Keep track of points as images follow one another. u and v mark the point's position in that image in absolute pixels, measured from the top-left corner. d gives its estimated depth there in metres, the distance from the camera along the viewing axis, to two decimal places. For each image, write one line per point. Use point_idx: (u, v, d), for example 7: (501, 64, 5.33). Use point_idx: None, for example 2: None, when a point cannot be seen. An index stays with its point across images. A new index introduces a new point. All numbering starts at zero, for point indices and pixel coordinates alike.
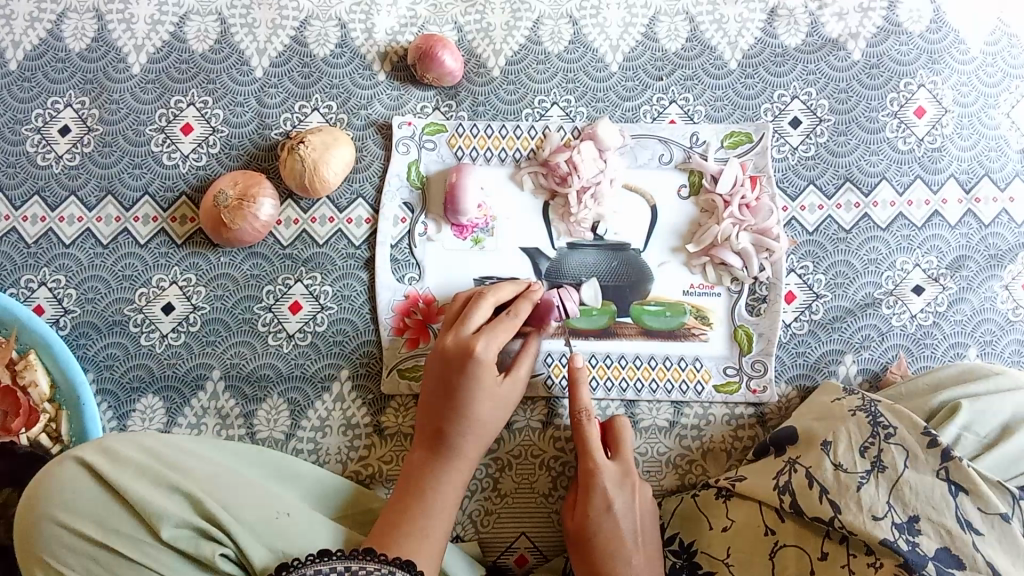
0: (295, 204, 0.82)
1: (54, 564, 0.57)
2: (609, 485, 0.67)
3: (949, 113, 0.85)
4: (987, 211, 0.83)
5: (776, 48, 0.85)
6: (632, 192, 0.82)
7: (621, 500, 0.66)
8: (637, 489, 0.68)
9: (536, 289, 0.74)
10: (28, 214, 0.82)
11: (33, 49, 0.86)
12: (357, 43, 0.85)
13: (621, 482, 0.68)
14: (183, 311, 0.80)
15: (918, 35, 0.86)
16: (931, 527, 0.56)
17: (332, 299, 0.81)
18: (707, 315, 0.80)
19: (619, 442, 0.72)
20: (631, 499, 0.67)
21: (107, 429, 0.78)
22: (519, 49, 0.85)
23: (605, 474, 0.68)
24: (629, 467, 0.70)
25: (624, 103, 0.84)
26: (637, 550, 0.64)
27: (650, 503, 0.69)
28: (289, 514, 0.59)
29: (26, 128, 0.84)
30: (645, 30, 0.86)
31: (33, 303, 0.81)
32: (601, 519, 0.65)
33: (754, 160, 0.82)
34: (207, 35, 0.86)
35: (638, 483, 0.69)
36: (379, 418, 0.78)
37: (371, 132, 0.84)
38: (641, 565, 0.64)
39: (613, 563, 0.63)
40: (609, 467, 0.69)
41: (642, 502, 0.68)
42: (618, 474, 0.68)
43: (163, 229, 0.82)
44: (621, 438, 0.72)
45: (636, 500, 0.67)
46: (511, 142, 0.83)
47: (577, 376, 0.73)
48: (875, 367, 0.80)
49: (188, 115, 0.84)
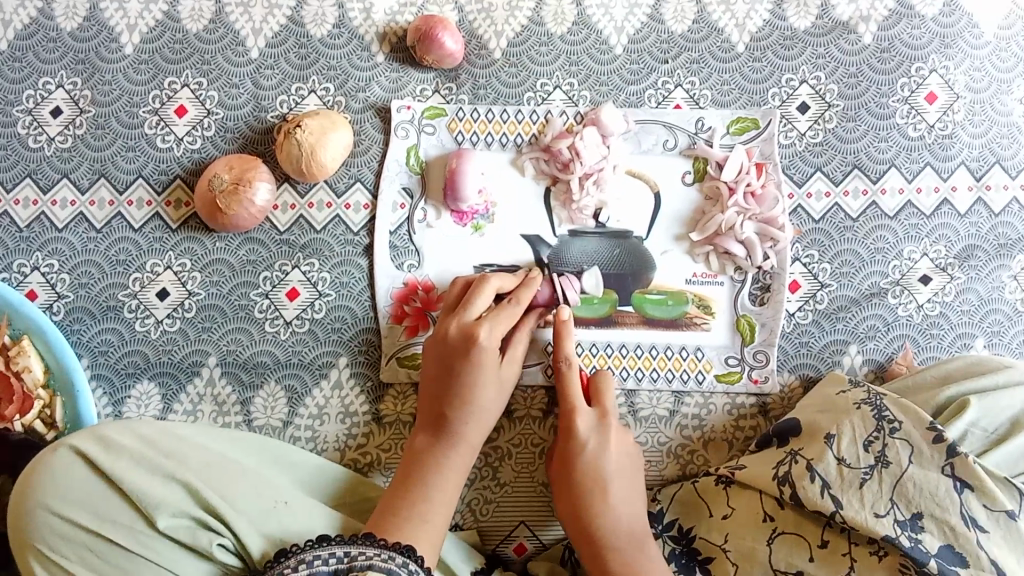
0: (292, 189, 0.80)
1: (48, 553, 0.56)
2: (585, 427, 0.67)
3: (960, 98, 0.83)
4: (997, 200, 0.81)
5: (784, 31, 0.83)
6: (636, 179, 0.80)
7: (598, 442, 0.67)
8: (615, 432, 0.68)
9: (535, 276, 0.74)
10: (20, 197, 0.81)
11: (23, 28, 0.84)
12: (355, 23, 0.83)
13: (599, 425, 0.68)
14: (179, 297, 0.79)
15: (930, 18, 0.83)
16: (935, 525, 0.56)
17: (330, 285, 0.79)
18: (710, 305, 0.79)
19: (598, 388, 0.72)
20: (610, 441, 0.67)
21: (102, 416, 0.77)
22: (520, 30, 0.83)
23: (581, 416, 0.68)
24: (608, 411, 0.70)
25: (628, 86, 0.82)
26: (618, 491, 0.64)
27: (635, 450, 0.69)
28: (287, 502, 0.59)
29: (17, 110, 0.83)
30: (651, 11, 0.84)
31: (26, 288, 0.80)
32: (577, 455, 0.66)
33: (761, 147, 0.80)
34: (201, 14, 0.83)
35: (616, 427, 0.68)
36: (377, 406, 0.78)
37: (369, 115, 0.82)
38: (622, 505, 0.64)
39: (590, 497, 0.64)
40: (587, 410, 0.69)
41: (621, 444, 0.68)
42: (596, 417, 0.69)
43: (158, 214, 0.80)
44: (604, 389, 0.72)
45: (615, 442, 0.67)
46: (512, 126, 0.81)
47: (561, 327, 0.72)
48: (880, 358, 0.79)
49: (182, 96, 0.83)
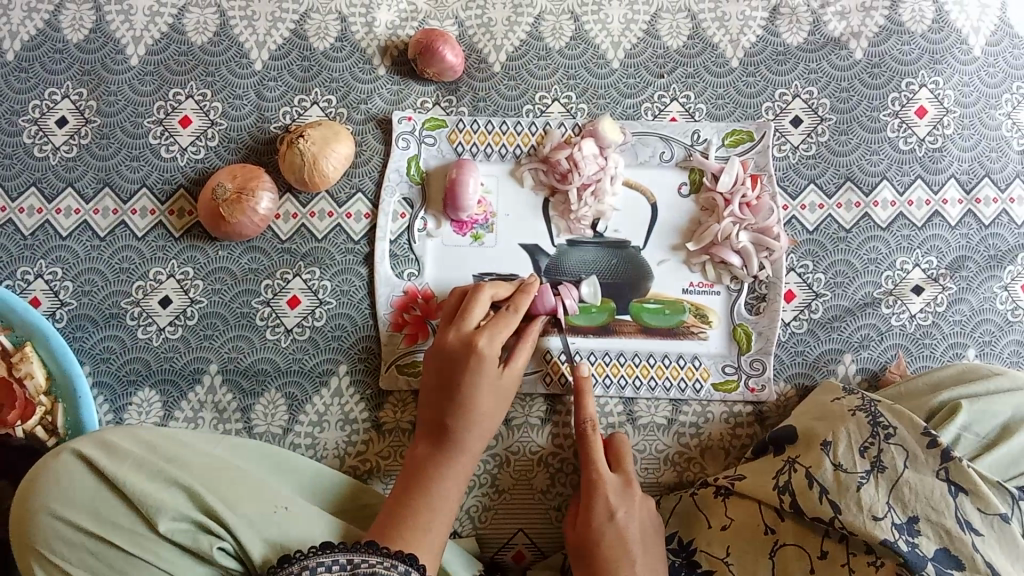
0: (294, 198, 0.81)
1: (48, 556, 0.56)
2: (610, 493, 0.66)
3: (950, 113, 0.84)
4: (987, 211, 0.83)
5: (777, 46, 0.85)
6: (633, 189, 0.82)
7: (623, 510, 0.65)
8: (640, 502, 0.66)
9: (533, 285, 0.74)
10: (25, 206, 0.82)
11: (31, 40, 0.85)
12: (358, 36, 0.85)
13: (621, 490, 0.66)
14: (181, 305, 0.80)
15: (920, 34, 0.86)
16: (930, 528, 0.57)
17: (331, 293, 0.80)
18: (706, 313, 0.80)
19: (619, 457, 0.71)
20: (634, 509, 0.65)
21: (103, 422, 0.78)
22: (520, 45, 0.85)
23: (606, 483, 0.66)
24: (631, 480, 0.68)
25: (625, 99, 0.84)
26: (643, 560, 0.61)
27: (657, 520, 0.66)
28: (287, 508, 0.59)
29: (23, 120, 0.84)
30: (647, 27, 0.85)
31: (29, 296, 0.80)
32: (602, 524, 0.63)
33: (755, 158, 0.82)
34: (206, 27, 0.85)
35: (639, 496, 0.67)
36: (376, 413, 0.78)
37: (371, 126, 0.83)
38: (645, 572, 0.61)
39: (614, 563, 0.61)
40: (611, 478, 0.67)
41: (645, 513, 0.66)
42: (619, 484, 0.67)
43: (161, 222, 0.81)
44: (624, 451, 0.71)
45: (639, 512, 0.65)
46: (511, 138, 0.83)
47: (582, 387, 0.73)
48: (875, 367, 0.80)
49: (187, 107, 0.84)
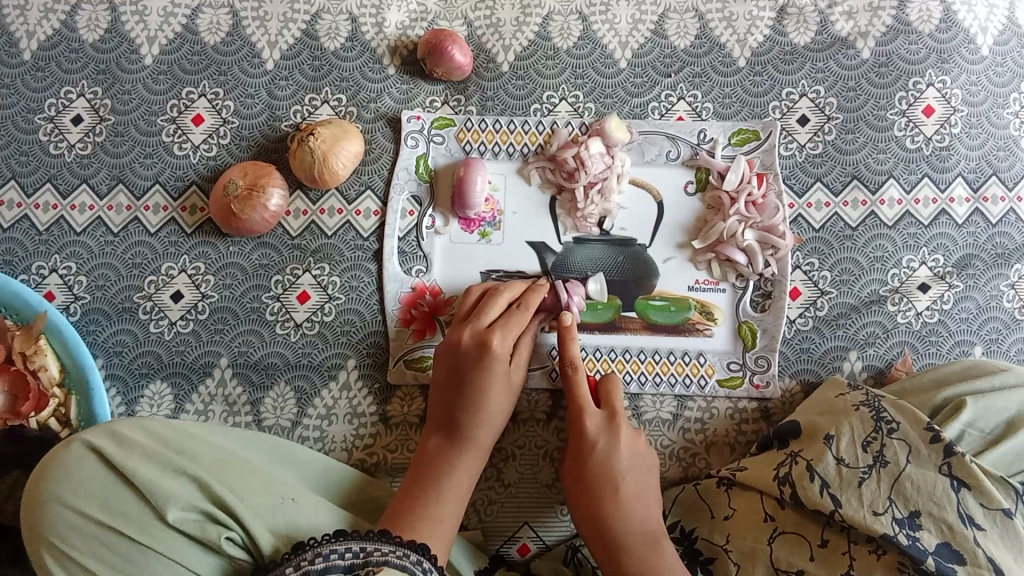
0: (304, 195, 0.83)
1: (60, 546, 0.57)
2: (591, 428, 0.67)
3: (957, 112, 0.84)
4: (994, 210, 0.83)
5: (784, 46, 0.86)
6: (639, 188, 0.82)
7: (604, 443, 0.66)
8: (626, 435, 0.67)
9: (547, 285, 0.76)
10: (40, 202, 0.83)
11: (47, 40, 0.87)
12: (368, 36, 0.86)
13: (603, 425, 0.68)
14: (192, 300, 0.81)
15: (927, 34, 0.86)
16: (932, 523, 0.57)
17: (340, 289, 0.81)
18: (711, 311, 0.80)
19: (608, 392, 0.71)
20: (619, 442, 0.66)
21: (115, 415, 0.79)
22: (528, 44, 0.86)
23: (588, 418, 0.68)
24: (618, 414, 0.69)
25: (632, 98, 0.85)
26: (631, 494, 0.64)
27: (648, 452, 0.68)
28: (294, 499, 0.60)
29: (39, 118, 0.85)
30: (654, 26, 0.86)
31: (44, 290, 0.82)
32: (586, 455, 0.66)
33: (762, 157, 0.82)
34: (219, 27, 0.86)
35: (626, 429, 0.68)
36: (384, 407, 0.79)
37: (380, 124, 0.84)
38: (632, 503, 0.64)
39: (599, 497, 0.64)
40: (595, 411, 0.69)
41: (632, 446, 0.67)
42: (605, 419, 0.68)
43: (174, 219, 0.83)
44: (613, 392, 0.71)
45: (626, 444, 0.67)
46: (519, 136, 0.83)
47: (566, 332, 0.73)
48: (880, 365, 0.80)
49: (200, 106, 0.85)
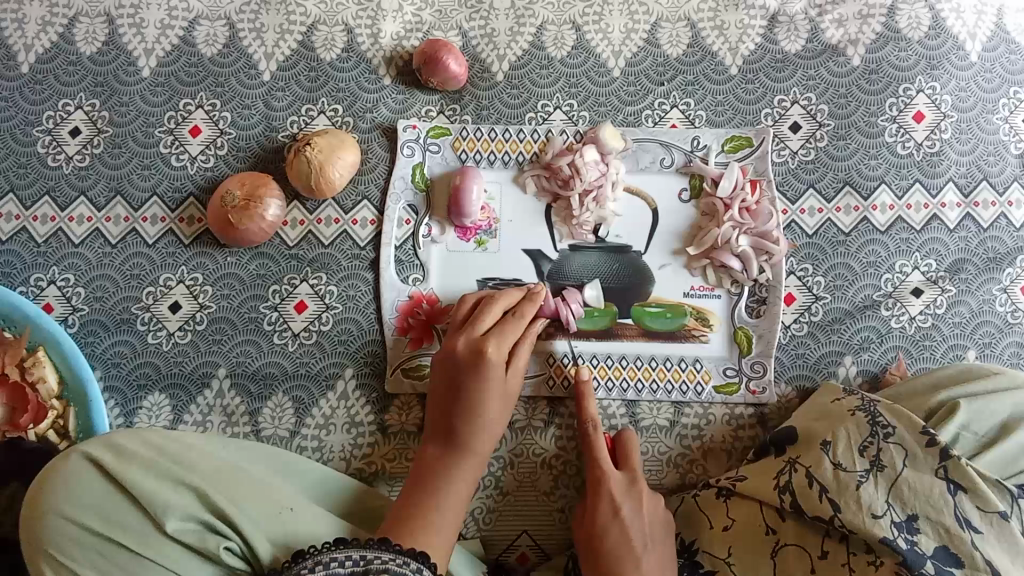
0: (301, 205, 0.83)
1: (59, 558, 0.57)
2: (614, 491, 0.68)
3: (947, 118, 0.85)
4: (985, 214, 0.83)
5: (776, 54, 0.86)
6: (634, 195, 0.83)
7: (628, 506, 0.67)
8: (647, 498, 0.68)
9: (540, 292, 0.76)
10: (38, 214, 0.84)
11: (45, 53, 0.88)
12: (364, 47, 0.87)
13: (624, 488, 0.68)
14: (190, 310, 0.81)
15: (916, 41, 0.87)
16: (931, 526, 0.57)
17: (337, 298, 0.82)
18: (707, 317, 0.81)
19: (626, 456, 0.73)
20: (641, 506, 0.67)
21: (113, 426, 0.79)
22: (522, 54, 0.87)
23: (610, 480, 0.69)
24: (637, 477, 0.70)
25: (626, 107, 0.86)
26: (651, 560, 0.63)
27: (666, 517, 0.69)
28: (292, 508, 0.60)
29: (37, 130, 0.86)
30: (647, 35, 0.87)
31: (42, 301, 0.82)
32: (608, 519, 0.66)
33: (755, 164, 0.83)
34: (216, 39, 0.87)
35: (647, 492, 0.69)
36: (382, 416, 0.79)
37: (376, 134, 0.85)
38: (651, 568, 0.63)
39: (619, 561, 0.63)
40: (616, 474, 0.70)
41: (651, 509, 0.68)
42: (625, 482, 0.69)
43: (171, 229, 0.83)
44: (630, 451, 0.74)
45: (646, 507, 0.67)
46: (514, 145, 0.84)
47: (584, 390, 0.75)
48: (875, 369, 0.80)
49: (197, 117, 0.86)
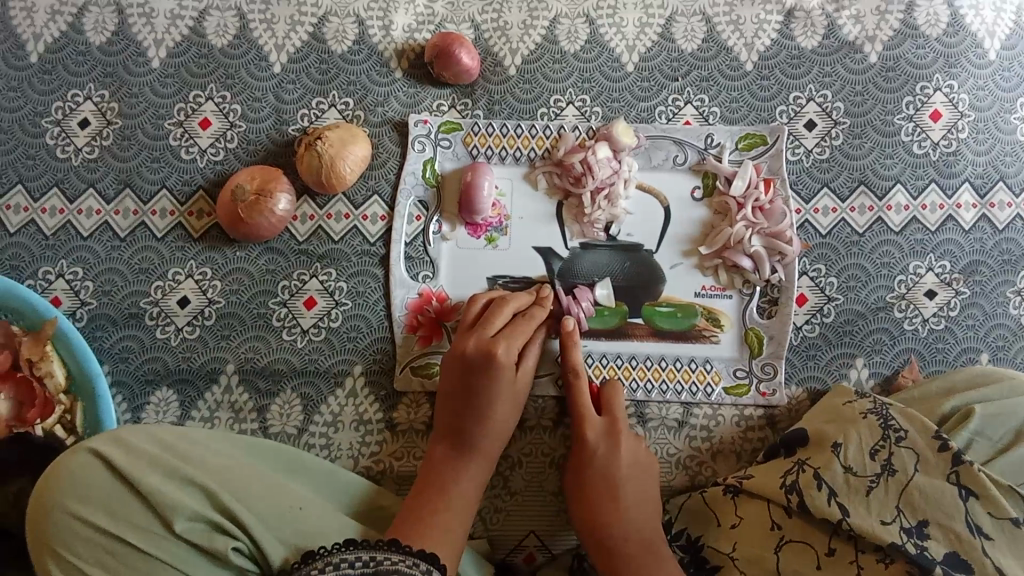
0: (310, 200, 0.83)
1: (68, 556, 0.57)
2: (593, 436, 0.71)
3: (965, 117, 0.84)
4: (1001, 216, 0.83)
5: (792, 50, 0.85)
6: (646, 193, 0.82)
7: (606, 450, 0.70)
8: (625, 442, 0.71)
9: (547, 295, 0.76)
10: (47, 206, 0.83)
11: (53, 43, 0.87)
12: (375, 39, 0.86)
13: (605, 435, 0.71)
14: (199, 305, 0.81)
15: (935, 38, 0.85)
16: (940, 532, 0.57)
17: (346, 295, 0.81)
18: (718, 317, 0.81)
19: (610, 401, 0.75)
20: (619, 448, 0.70)
21: (122, 420, 0.79)
22: (535, 48, 0.86)
23: (590, 426, 0.72)
24: (618, 421, 0.73)
25: (639, 103, 0.85)
26: (631, 501, 0.67)
27: (649, 458, 0.71)
28: (302, 508, 0.60)
29: (46, 121, 0.85)
30: (662, 30, 0.86)
31: (50, 295, 0.82)
32: (587, 462, 0.70)
33: (769, 163, 0.82)
34: (225, 30, 0.86)
35: (627, 437, 0.72)
36: (391, 414, 0.79)
37: (387, 129, 0.84)
38: (630, 509, 0.67)
39: (600, 503, 0.67)
40: (597, 421, 0.72)
41: (631, 451, 0.71)
42: (605, 429, 0.72)
43: (180, 223, 0.83)
44: (614, 396, 0.75)
45: (625, 449, 0.70)
46: (526, 141, 0.83)
47: (570, 337, 0.75)
48: (886, 372, 0.80)
49: (206, 110, 0.85)
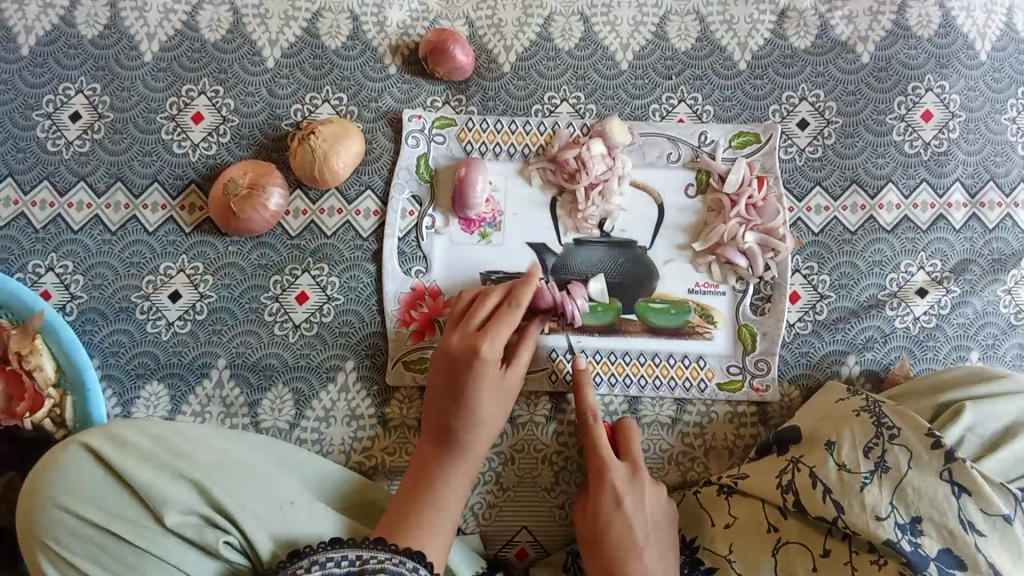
0: (303, 195, 0.82)
1: (57, 549, 0.57)
2: (617, 481, 0.67)
3: (955, 117, 0.85)
4: (991, 215, 0.83)
5: (785, 50, 0.86)
6: (640, 190, 0.82)
7: (631, 497, 0.66)
8: (649, 488, 0.67)
9: (536, 270, 0.73)
10: (37, 199, 0.83)
11: (45, 35, 0.86)
12: (369, 35, 0.86)
13: (628, 480, 0.67)
14: (190, 299, 0.81)
15: (926, 39, 0.86)
16: (934, 528, 0.57)
17: (339, 290, 0.81)
18: (711, 314, 0.81)
19: (628, 445, 0.72)
20: (643, 497, 0.66)
21: (111, 415, 0.79)
22: (530, 45, 0.86)
23: (613, 472, 0.67)
24: (639, 466, 0.69)
25: (633, 100, 0.85)
26: (652, 551, 0.63)
27: (668, 506, 0.68)
28: (293, 502, 0.60)
29: (36, 114, 0.85)
30: (656, 29, 0.86)
31: (40, 288, 0.81)
32: (610, 509, 0.65)
33: (762, 160, 0.83)
34: (219, 24, 0.86)
35: (649, 482, 0.68)
36: (383, 409, 0.79)
37: (381, 124, 0.84)
38: (653, 562, 0.62)
39: (623, 553, 0.62)
40: (619, 465, 0.68)
41: (654, 501, 0.67)
42: (628, 473, 0.68)
43: (172, 217, 0.82)
44: (631, 439, 0.72)
45: (648, 499, 0.66)
46: (520, 137, 0.83)
47: (582, 378, 0.74)
48: (878, 369, 0.80)
49: (199, 104, 0.85)
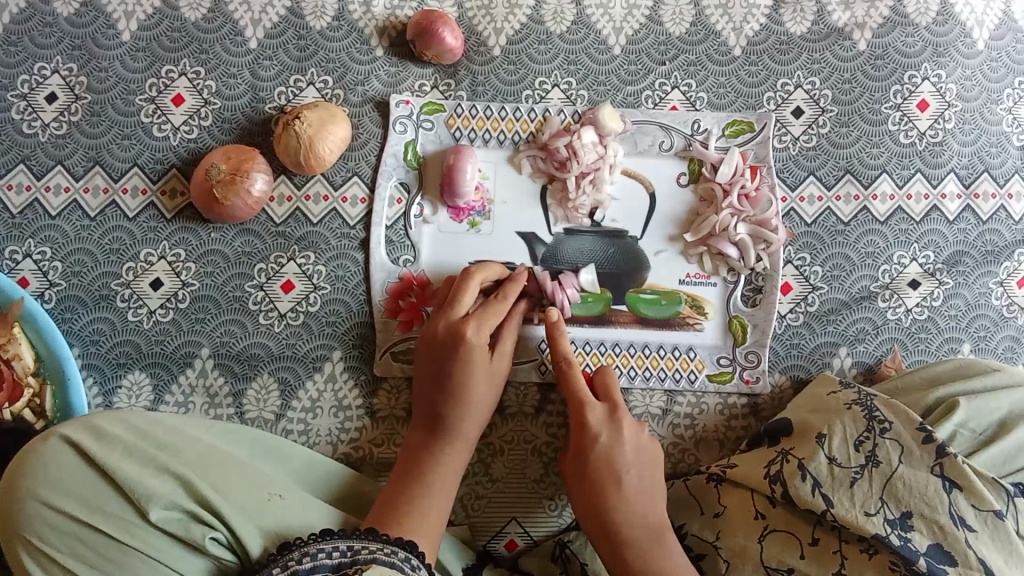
0: (289, 181, 0.80)
1: (38, 544, 0.56)
2: (593, 421, 0.67)
3: (951, 107, 0.84)
4: (985, 207, 0.82)
5: (781, 36, 0.84)
6: (632, 179, 0.81)
7: (609, 435, 0.66)
8: (628, 427, 0.67)
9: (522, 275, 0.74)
10: (13, 183, 0.80)
11: (18, 13, 0.83)
12: (355, 16, 0.83)
13: (606, 420, 0.67)
14: (172, 288, 0.79)
15: (924, 26, 0.85)
16: (924, 523, 0.57)
17: (326, 279, 0.79)
18: (702, 304, 0.80)
19: (606, 388, 0.71)
20: (623, 436, 0.66)
21: (93, 405, 0.77)
22: (520, 28, 0.84)
23: (589, 411, 0.67)
24: (619, 406, 0.69)
25: (626, 86, 0.83)
26: (634, 487, 0.64)
27: (652, 446, 0.68)
28: (282, 496, 0.59)
29: (11, 95, 0.82)
30: (649, 12, 0.84)
31: (17, 275, 0.79)
32: (589, 449, 0.65)
33: (756, 150, 0.81)
34: (199, 3, 0.83)
35: (629, 422, 0.67)
36: (371, 400, 0.78)
37: (368, 109, 0.82)
38: (634, 494, 0.63)
39: (603, 492, 0.63)
40: (595, 405, 0.68)
41: (635, 437, 0.67)
42: (605, 413, 0.68)
43: (153, 203, 0.80)
44: (609, 382, 0.72)
45: (628, 437, 0.66)
46: (510, 124, 0.82)
47: (554, 328, 0.72)
48: (869, 361, 0.80)
49: (179, 86, 0.82)
